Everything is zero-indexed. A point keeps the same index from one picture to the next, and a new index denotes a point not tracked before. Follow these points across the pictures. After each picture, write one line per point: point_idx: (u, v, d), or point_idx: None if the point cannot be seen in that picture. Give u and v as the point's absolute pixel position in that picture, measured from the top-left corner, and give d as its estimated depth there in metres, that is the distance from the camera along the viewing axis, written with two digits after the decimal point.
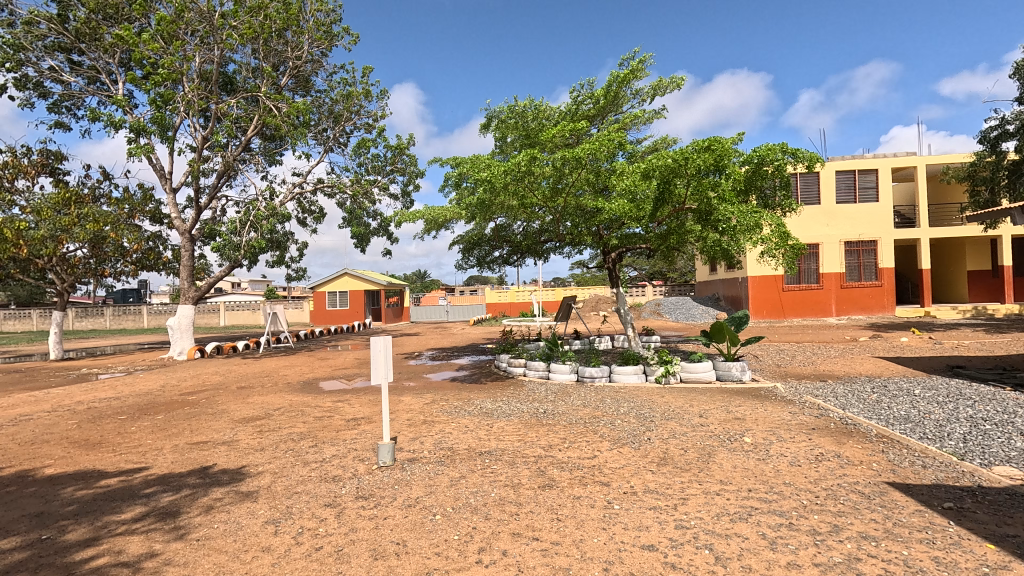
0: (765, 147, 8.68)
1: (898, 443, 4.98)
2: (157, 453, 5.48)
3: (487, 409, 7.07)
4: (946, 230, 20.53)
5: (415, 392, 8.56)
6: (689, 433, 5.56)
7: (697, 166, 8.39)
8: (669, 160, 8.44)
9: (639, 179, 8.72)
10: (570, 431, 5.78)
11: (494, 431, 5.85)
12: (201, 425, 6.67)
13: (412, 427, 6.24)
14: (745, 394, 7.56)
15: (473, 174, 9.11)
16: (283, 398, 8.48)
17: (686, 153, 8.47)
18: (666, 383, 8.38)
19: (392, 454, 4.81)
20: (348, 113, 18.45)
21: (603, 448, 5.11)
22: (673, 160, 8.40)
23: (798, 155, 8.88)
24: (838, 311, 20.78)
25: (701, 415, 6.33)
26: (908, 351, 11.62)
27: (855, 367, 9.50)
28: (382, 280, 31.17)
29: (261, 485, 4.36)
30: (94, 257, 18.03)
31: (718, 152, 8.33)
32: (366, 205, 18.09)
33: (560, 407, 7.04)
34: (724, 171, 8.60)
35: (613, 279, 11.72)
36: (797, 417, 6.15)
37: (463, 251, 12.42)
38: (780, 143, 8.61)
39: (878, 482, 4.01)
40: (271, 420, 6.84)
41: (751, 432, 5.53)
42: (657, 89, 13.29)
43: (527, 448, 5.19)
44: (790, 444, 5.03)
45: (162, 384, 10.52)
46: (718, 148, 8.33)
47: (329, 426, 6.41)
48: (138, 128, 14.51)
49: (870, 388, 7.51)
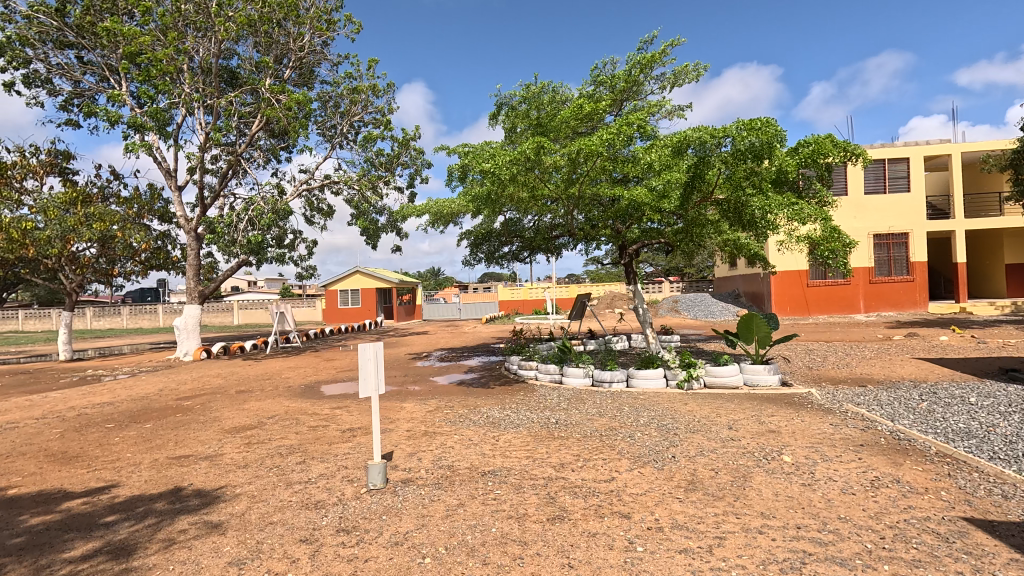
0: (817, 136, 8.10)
1: (965, 465, 4.29)
2: (132, 470, 5.03)
3: (494, 418, 6.51)
4: (984, 221, 19.37)
5: (419, 398, 8.02)
6: (719, 450, 4.92)
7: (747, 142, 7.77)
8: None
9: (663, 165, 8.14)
10: (586, 446, 5.19)
11: (500, 446, 5.28)
12: (187, 436, 6.22)
13: (412, 440, 5.71)
14: (776, 401, 6.90)
15: (477, 165, 8.55)
16: (280, 404, 8.01)
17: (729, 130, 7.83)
18: (689, 389, 7.77)
19: (384, 475, 4.30)
20: (355, 108, 18.09)
21: (622, 468, 4.52)
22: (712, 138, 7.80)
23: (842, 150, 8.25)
24: (866, 307, 19.82)
25: (730, 427, 5.70)
26: (952, 352, 10.72)
27: (896, 370, 8.71)
28: (394, 278, 30.84)
29: (234, 514, 3.87)
30: (103, 257, 17.92)
31: (774, 137, 7.79)
32: (372, 200, 17.62)
33: (574, 416, 6.45)
34: (776, 154, 7.91)
35: (629, 275, 11.00)
36: (840, 429, 5.47)
37: (471, 247, 11.87)
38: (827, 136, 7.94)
39: (955, 518, 3.35)
40: (262, 430, 6.37)
41: (790, 449, 4.87)
42: (677, 76, 12.52)
43: (536, 468, 4.60)
44: (838, 466, 4.38)
45: (161, 387, 10.19)
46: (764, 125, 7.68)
47: (322, 438, 5.91)
48: (135, 123, 14.23)
49: (917, 396, 6.77)
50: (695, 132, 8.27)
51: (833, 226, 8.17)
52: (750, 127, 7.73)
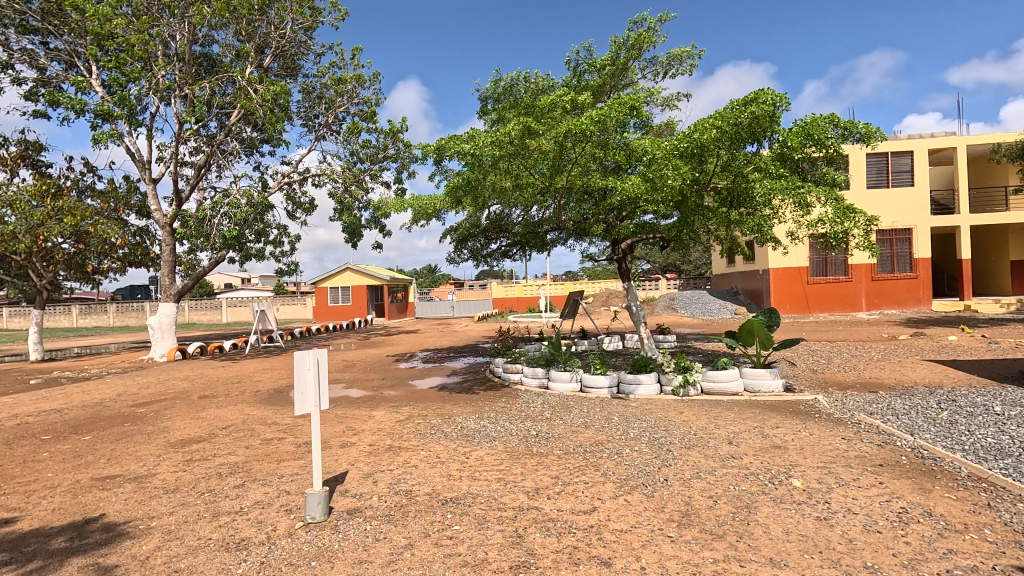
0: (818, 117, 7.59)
1: (1006, 492, 3.68)
2: (44, 495, 4.37)
3: (468, 430, 5.86)
4: (990, 216, 18.80)
5: (391, 405, 7.35)
6: (719, 471, 4.29)
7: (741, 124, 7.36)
8: (711, 131, 7.33)
9: (674, 156, 7.57)
10: (566, 465, 4.56)
11: (470, 466, 4.64)
12: (125, 451, 5.56)
13: (372, 457, 5.05)
14: (780, 410, 6.28)
15: (456, 151, 7.89)
16: (240, 413, 7.36)
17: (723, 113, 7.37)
18: (684, 396, 7.14)
19: (325, 507, 3.66)
20: (340, 99, 17.40)
21: (606, 495, 3.89)
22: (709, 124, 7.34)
23: (838, 124, 7.69)
24: (868, 304, 19.24)
25: (731, 442, 5.06)
26: (964, 353, 10.08)
27: (907, 374, 8.08)
28: (385, 275, 30.12)
29: (137, 555, 3.24)
30: (78, 254, 17.19)
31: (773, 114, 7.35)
32: (358, 194, 16.96)
33: (557, 428, 5.80)
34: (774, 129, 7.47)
35: (623, 273, 10.32)
36: (854, 445, 4.84)
37: (455, 244, 11.19)
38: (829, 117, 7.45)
39: (1010, 570, 2.73)
40: (210, 444, 5.71)
41: (799, 470, 4.23)
42: (672, 60, 11.87)
43: (506, 495, 3.96)
44: (856, 493, 3.76)
45: (121, 391, 9.53)
46: (767, 99, 7.32)
47: (273, 454, 5.26)
48: (101, 111, 13.51)
49: (935, 404, 6.13)
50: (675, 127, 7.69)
51: (840, 207, 7.61)
52: (746, 104, 7.35)
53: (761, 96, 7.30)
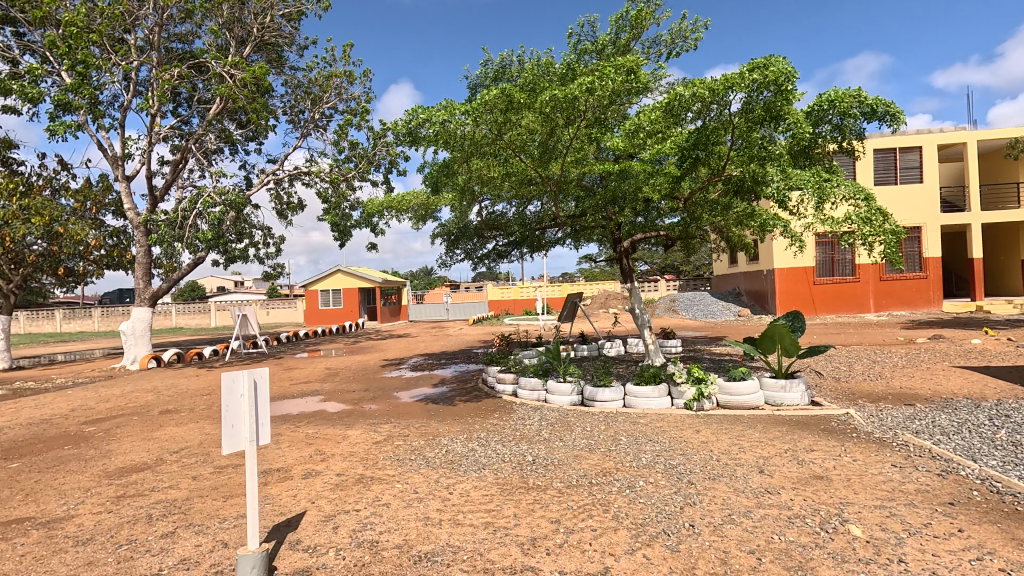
0: (832, 92, 6.68)
1: None
2: None
3: (456, 455, 5.06)
4: (1002, 213, 18.17)
5: (370, 422, 6.55)
6: (755, 512, 3.50)
7: (749, 87, 6.15)
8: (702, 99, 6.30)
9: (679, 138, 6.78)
10: (569, 505, 3.76)
11: (453, 505, 3.85)
12: (51, 484, 4.74)
13: (337, 492, 4.23)
14: (810, 427, 5.52)
15: (436, 136, 7.08)
16: (200, 432, 6.53)
17: (731, 81, 6.15)
18: (699, 411, 6.36)
19: (261, 569, 2.86)
20: (328, 93, 16.60)
21: (620, 550, 3.10)
22: (712, 89, 6.24)
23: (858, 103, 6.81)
24: (876, 305, 18.57)
25: (763, 471, 4.28)
26: (994, 358, 9.33)
27: (943, 384, 7.30)
28: (377, 277, 29.31)
29: None
30: (49, 255, 16.28)
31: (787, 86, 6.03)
32: (346, 193, 16.17)
33: (557, 451, 5.01)
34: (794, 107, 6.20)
35: (625, 273, 9.45)
36: (911, 476, 4.06)
37: (446, 243, 10.38)
38: (841, 93, 6.70)
39: None
40: (153, 474, 4.89)
41: (856, 513, 3.44)
42: (675, 38, 11.13)
43: (493, 550, 3.16)
44: (939, 548, 2.96)
45: (77, 405, 8.66)
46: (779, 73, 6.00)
47: (222, 488, 4.43)
48: (61, 101, 12.69)
49: (988, 421, 5.37)
50: (687, 92, 6.59)
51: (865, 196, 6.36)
52: (755, 74, 6.07)
53: (776, 61, 6.09)
